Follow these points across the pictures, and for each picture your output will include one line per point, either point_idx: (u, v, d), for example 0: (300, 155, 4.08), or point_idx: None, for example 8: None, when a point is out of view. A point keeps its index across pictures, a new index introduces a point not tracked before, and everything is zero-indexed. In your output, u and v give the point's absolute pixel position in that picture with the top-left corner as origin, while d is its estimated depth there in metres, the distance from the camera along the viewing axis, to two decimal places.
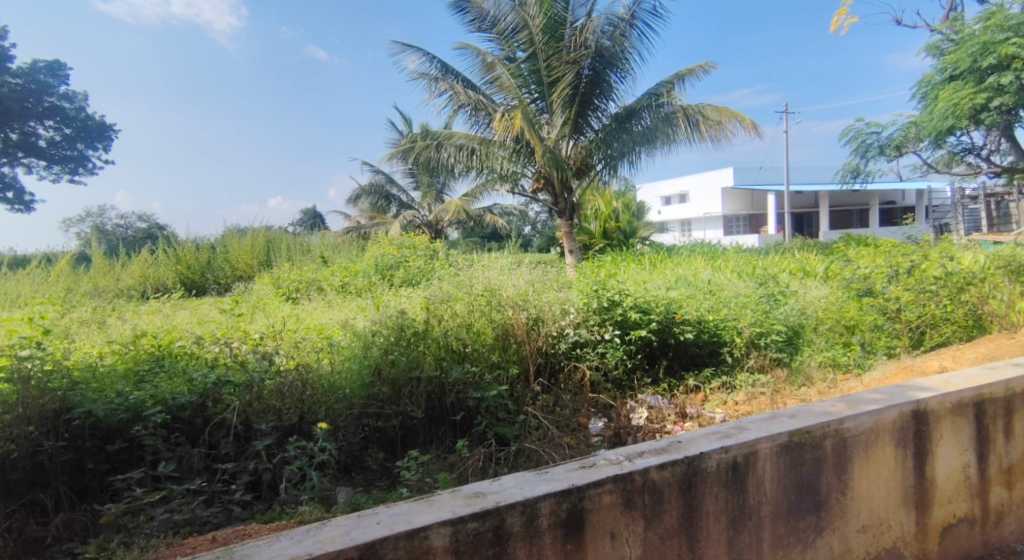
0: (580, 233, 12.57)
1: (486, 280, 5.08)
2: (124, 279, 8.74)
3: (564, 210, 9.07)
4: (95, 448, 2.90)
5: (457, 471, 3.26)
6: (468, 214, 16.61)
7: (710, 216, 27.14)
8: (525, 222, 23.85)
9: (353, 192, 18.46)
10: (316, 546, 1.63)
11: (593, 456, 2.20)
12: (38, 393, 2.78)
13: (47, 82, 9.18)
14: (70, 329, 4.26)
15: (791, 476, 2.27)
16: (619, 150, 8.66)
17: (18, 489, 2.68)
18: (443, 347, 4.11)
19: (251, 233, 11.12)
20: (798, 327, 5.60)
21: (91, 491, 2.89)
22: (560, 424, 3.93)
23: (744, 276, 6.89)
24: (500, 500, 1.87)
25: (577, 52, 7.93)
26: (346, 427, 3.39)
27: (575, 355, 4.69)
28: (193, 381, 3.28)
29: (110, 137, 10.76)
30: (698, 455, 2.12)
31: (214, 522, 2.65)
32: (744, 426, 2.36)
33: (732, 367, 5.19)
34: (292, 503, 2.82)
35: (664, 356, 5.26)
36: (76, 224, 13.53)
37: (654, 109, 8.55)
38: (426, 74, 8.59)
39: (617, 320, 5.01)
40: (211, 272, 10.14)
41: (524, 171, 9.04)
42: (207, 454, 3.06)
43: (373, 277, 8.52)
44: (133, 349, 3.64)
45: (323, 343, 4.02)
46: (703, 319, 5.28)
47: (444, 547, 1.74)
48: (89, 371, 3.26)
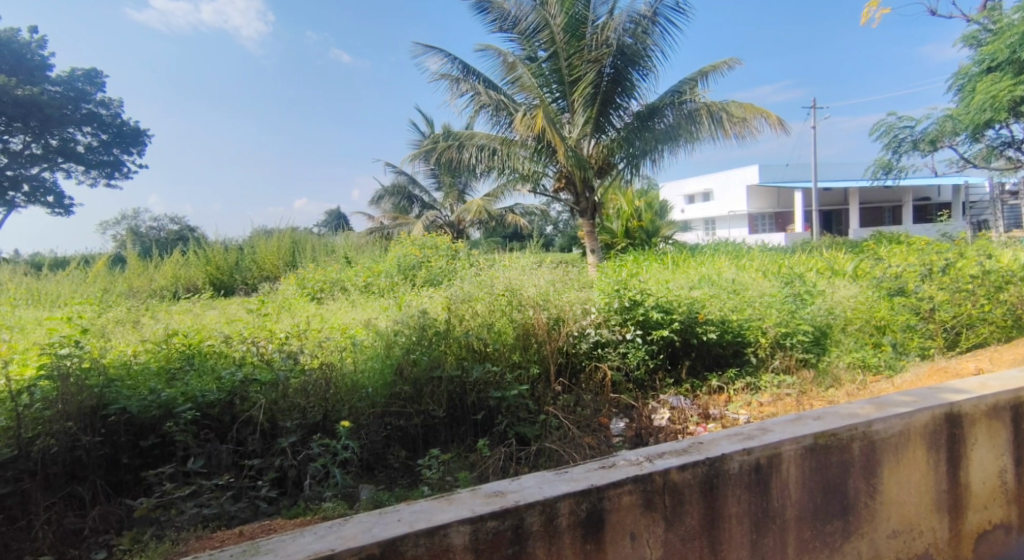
0: (601, 232, 12.58)
1: (508, 280, 5.10)
2: (157, 279, 9.00)
3: (586, 210, 9.00)
4: (129, 443, 2.99)
5: (477, 470, 3.27)
6: (490, 214, 16.61)
7: (734, 214, 26.76)
8: (546, 223, 23.79)
9: (376, 193, 18.67)
10: (338, 542, 1.67)
11: (612, 456, 2.20)
12: (76, 389, 2.87)
13: (84, 89, 9.85)
14: (106, 328, 4.39)
15: (817, 479, 2.22)
16: (641, 148, 8.58)
17: (57, 482, 2.78)
18: (464, 346, 4.13)
19: (277, 234, 11.33)
20: (826, 328, 5.47)
21: (125, 484, 2.98)
22: (582, 424, 3.93)
23: (770, 275, 6.70)
24: (519, 499, 1.87)
25: (599, 51, 7.89)
26: (368, 425, 3.43)
27: (596, 355, 4.66)
28: (221, 380, 3.36)
29: (144, 141, 11.29)
30: (719, 456, 2.10)
31: (241, 516, 2.72)
32: (767, 428, 2.33)
33: (757, 368, 5.11)
34: (316, 500, 2.88)
35: (687, 356, 5.18)
36: (113, 225, 14.01)
37: (676, 106, 8.45)
38: (448, 74, 8.63)
39: (639, 320, 4.96)
40: (239, 273, 10.35)
41: (545, 170, 9.02)
42: (234, 451, 3.14)
43: (396, 278, 8.62)
44: (165, 347, 3.73)
45: (346, 343, 4.07)
46: (727, 319, 5.21)
47: (464, 545, 1.75)
48: (124, 368, 3.36)
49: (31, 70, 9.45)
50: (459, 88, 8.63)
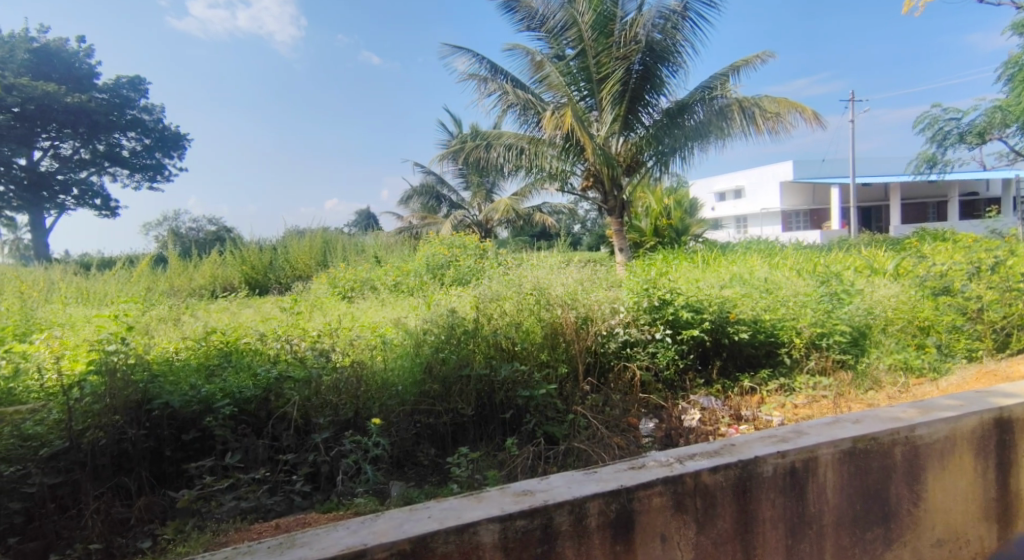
0: (629, 231, 12.45)
1: (535, 279, 5.12)
2: (196, 279, 9.30)
3: (614, 208, 8.94)
4: (172, 436, 3.10)
5: (506, 469, 3.30)
6: (517, 214, 16.62)
7: (767, 212, 26.19)
8: (574, 222, 23.69)
9: (405, 193, 18.93)
10: (370, 537, 1.70)
11: (642, 457, 2.18)
12: (123, 384, 3.00)
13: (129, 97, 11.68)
14: (150, 325, 4.58)
15: (856, 484, 2.17)
16: (670, 145, 8.47)
17: (105, 473, 2.91)
18: (493, 345, 4.15)
19: (309, 234, 11.57)
20: (864, 328, 5.29)
21: (168, 476, 3.10)
22: (611, 424, 3.91)
23: (805, 275, 6.48)
24: (548, 498, 1.88)
25: (627, 47, 7.81)
26: (398, 423, 3.49)
27: (625, 355, 4.63)
28: (257, 376, 3.45)
29: (184, 144, 13.22)
30: (753, 459, 2.06)
31: (277, 510, 2.80)
32: (803, 431, 2.28)
33: (791, 370, 5.00)
34: (348, 495, 2.95)
35: (718, 356, 5.10)
36: (155, 227, 14.55)
37: (707, 102, 8.29)
38: (476, 74, 8.66)
39: (668, 319, 4.90)
40: (273, 272, 10.57)
41: (573, 168, 8.97)
42: (270, 446, 3.22)
43: (425, 277, 8.71)
44: (205, 345, 3.84)
45: (377, 341, 4.13)
46: (759, 319, 5.11)
47: (493, 543, 1.77)
48: (166, 364, 3.47)
49: (78, 78, 10.44)
50: (487, 88, 8.65)
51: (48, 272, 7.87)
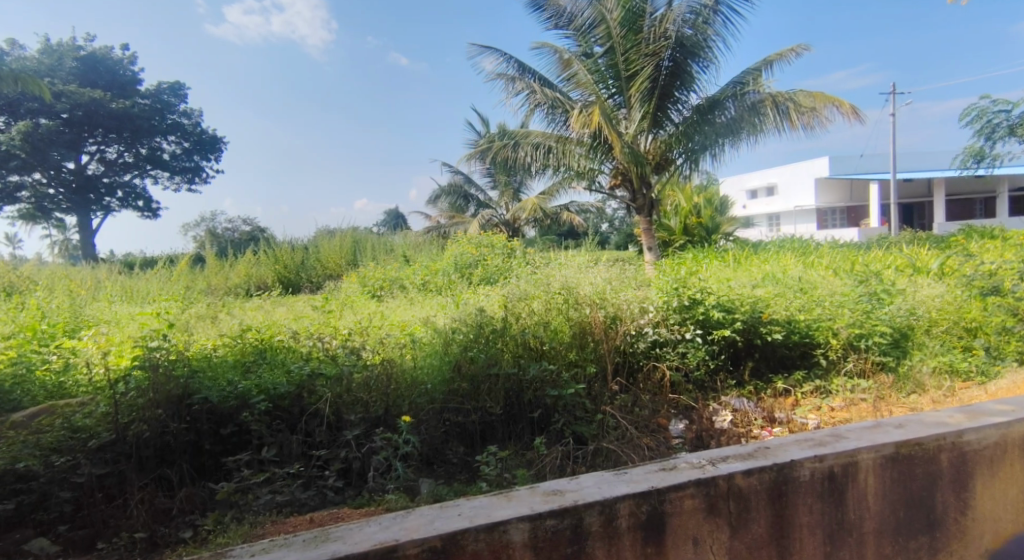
0: (659, 230, 12.29)
1: (564, 278, 5.11)
2: (232, 277, 9.56)
3: (643, 207, 8.84)
4: (211, 430, 3.18)
5: (535, 467, 3.31)
6: (544, 213, 16.59)
7: (801, 209, 25.55)
8: (601, 220, 23.51)
9: (433, 193, 19.13)
10: (402, 533, 1.72)
11: (674, 459, 2.16)
12: (165, 379, 3.10)
13: (168, 101, 13.07)
14: (190, 322, 4.74)
15: (899, 491, 2.10)
16: (701, 143, 8.33)
17: (149, 464, 3.00)
18: (521, 344, 4.16)
19: (339, 234, 11.77)
20: (906, 329, 5.09)
21: (208, 469, 3.18)
22: (640, 424, 3.88)
23: (842, 274, 6.30)
24: (579, 499, 1.87)
25: (657, 44, 7.70)
26: (428, 421, 3.53)
27: (654, 355, 4.57)
28: (291, 373, 3.52)
29: (220, 147, 14.49)
30: (789, 462, 2.01)
31: (311, 503, 2.87)
32: (842, 435, 2.22)
33: (826, 371, 4.86)
34: (380, 491, 3.00)
35: (750, 357, 4.99)
36: (193, 227, 15.04)
37: (738, 98, 8.12)
38: (504, 74, 8.69)
39: (698, 319, 4.82)
40: (305, 271, 10.78)
41: (601, 167, 8.91)
42: (303, 441, 3.29)
43: (453, 276, 8.78)
44: (241, 342, 3.94)
45: (406, 339, 4.17)
46: (793, 319, 4.99)
47: (523, 542, 1.77)
48: (205, 360, 3.57)
49: (124, 84, 12.28)
50: (514, 87, 8.66)
51: (95, 271, 8.19)
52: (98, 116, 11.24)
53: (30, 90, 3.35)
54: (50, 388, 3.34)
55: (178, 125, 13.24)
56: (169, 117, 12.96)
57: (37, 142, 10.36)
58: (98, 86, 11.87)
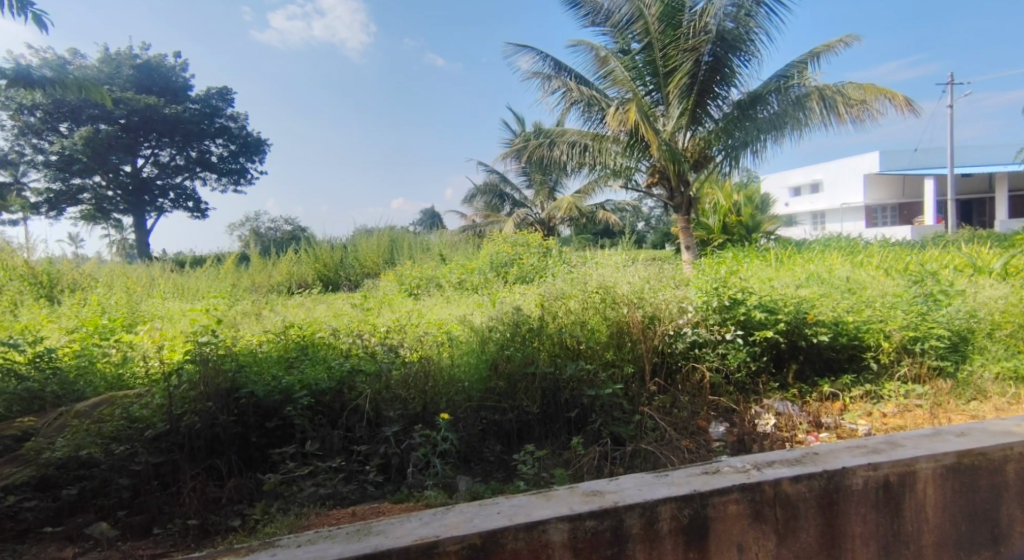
0: (697, 229, 12.05)
1: (601, 277, 5.06)
2: (274, 275, 9.86)
3: (681, 205, 8.70)
4: (257, 423, 3.27)
5: (572, 467, 3.29)
6: (580, 212, 16.48)
7: (848, 207, 24.61)
8: (638, 219, 23.21)
9: (469, 192, 19.27)
10: (442, 529, 1.73)
11: (717, 462, 2.12)
12: (215, 373, 3.23)
13: (216, 105, 13.56)
14: (236, 319, 4.92)
15: (961, 503, 2.00)
16: (741, 139, 8.13)
17: (200, 454, 3.10)
18: (558, 343, 4.15)
19: (377, 233, 11.96)
20: (966, 332, 4.82)
21: (254, 461, 3.25)
22: (679, 426, 3.82)
23: (895, 274, 6.02)
24: (619, 500, 1.85)
25: (696, 38, 7.52)
26: (465, 418, 3.56)
27: (693, 355, 4.46)
28: (332, 369, 3.59)
29: (264, 150, 14.99)
30: (840, 470, 1.94)
31: (352, 497, 2.93)
32: (898, 442, 2.13)
33: (877, 376, 4.66)
34: (419, 487, 3.04)
35: (794, 360, 4.83)
36: (238, 227, 15.58)
37: (782, 92, 7.87)
38: (540, 73, 8.68)
39: (740, 319, 4.69)
40: (344, 269, 11.00)
41: (638, 165, 8.81)
42: (345, 436, 3.35)
43: (489, 274, 8.84)
44: (284, 338, 4.05)
45: (443, 338, 4.22)
46: (841, 321, 4.81)
47: (563, 542, 1.76)
48: (251, 355, 3.69)
49: (176, 91, 12.78)
50: (550, 85, 8.62)
51: (150, 269, 8.60)
52: (153, 122, 11.81)
53: (92, 97, 3.48)
54: (109, 380, 3.49)
55: (225, 129, 13.71)
56: (217, 121, 13.42)
57: (97, 146, 11.39)
58: (153, 93, 12.43)
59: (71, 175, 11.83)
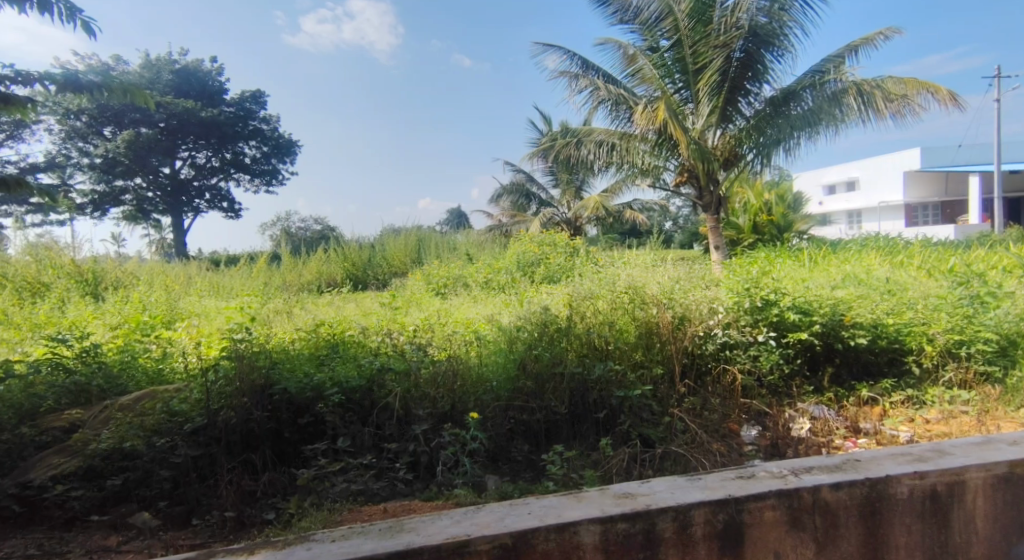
0: (726, 228, 11.84)
1: (629, 277, 5.00)
2: (305, 274, 10.05)
3: (710, 204, 8.56)
4: (290, 419, 3.33)
5: (601, 469, 3.26)
6: (607, 211, 16.34)
7: (886, 206, 23.85)
8: (666, 219, 22.93)
9: (496, 192, 19.33)
10: (473, 528, 1.74)
11: (752, 467, 2.07)
12: (249, 369, 3.30)
13: (250, 108, 13.89)
14: (270, 317, 5.04)
15: (1013, 514, 1.94)
16: (773, 137, 7.94)
17: (236, 448, 3.17)
18: (586, 343, 4.11)
19: (404, 233, 12.08)
20: (1015, 336, 4.61)
21: (288, 456, 3.31)
22: (710, 429, 3.77)
23: (938, 275, 5.81)
24: (651, 503, 1.82)
25: (728, 34, 7.36)
26: (493, 418, 3.57)
27: (724, 357, 4.37)
28: (362, 367, 3.64)
29: (296, 151, 15.32)
30: (884, 478, 1.88)
31: (383, 494, 2.97)
32: (945, 450, 2.06)
33: (920, 381, 4.50)
34: (448, 486, 3.06)
35: (830, 363, 4.70)
36: (270, 226, 15.94)
37: (817, 88, 7.65)
38: (568, 72, 8.64)
39: (772, 321, 4.58)
40: (372, 268, 11.14)
41: (666, 164, 8.70)
42: (375, 434, 3.39)
43: (515, 274, 8.84)
44: (315, 336, 4.12)
45: (471, 337, 4.24)
46: (880, 323, 4.65)
47: (594, 544, 1.74)
48: (284, 352, 3.77)
49: (212, 94, 13.13)
50: (578, 84, 8.57)
51: (187, 267, 8.86)
52: (190, 124, 12.25)
53: (136, 101, 3.56)
54: (150, 375, 3.62)
55: (258, 131, 14.04)
56: (251, 123, 13.75)
57: (138, 149, 11.79)
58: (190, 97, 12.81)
59: (114, 177, 12.20)
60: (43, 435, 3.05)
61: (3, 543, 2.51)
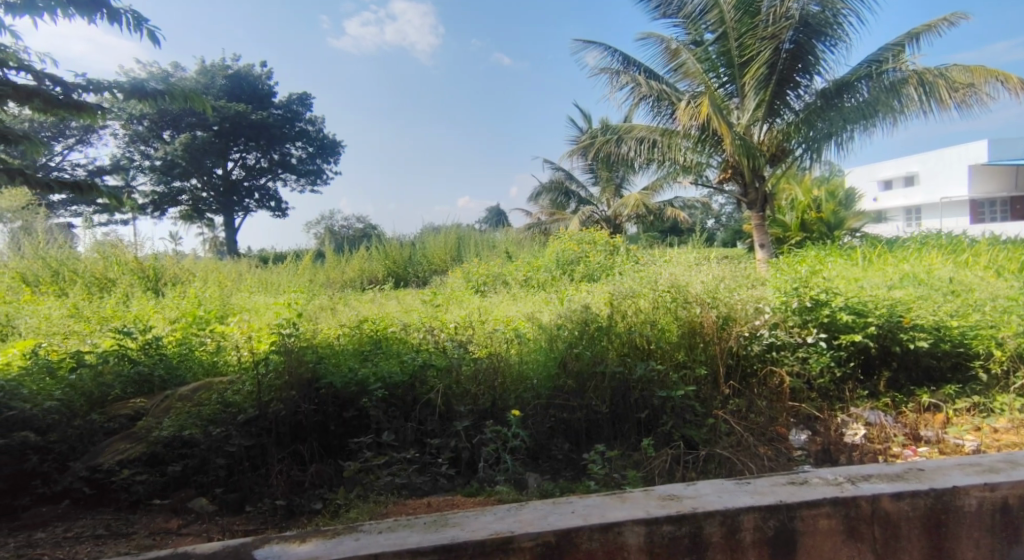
0: (772, 225, 11.45)
1: (672, 276, 4.90)
2: (347, 272, 10.28)
3: (756, 202, 8.29)
4: (335, 413, 3.41)
5: (643, 469, 3.23)
6: (648, 209, 16.06)
7: (948, 202, 22.58)
8: (708, 217, 22.37)
9: (535, 190, 19.28)
10: (516, 525, 1.74)
11: (805, 473, 2.00)
12: (298, 363, 3.40)
13: (296, 110, 14.33)
14: (315, 313, 5.19)
15: None
16: (825, 130, 7.65)
17: (285, 439, 3.28)
18: (627, 343, 4.07)
19: (444, 232, 12.21)
20: None
21: (334, 449, 3.39)
22: (757, 432, 3.68)
23: (1006, 275, 5.49)
24: (698, 506, 1.79)
25: (777, 25, 7.07)
26: (534, 415, 3.58)
27: (771, 358, 4.23)
28: (404, 363, 3.69)
29: (339, 151, 15.70)
30: (950, 489, 1.81)
31: (425, 488, 3.01)
32: (1017, 462, 1.97)
33: (987, 387, 4.23)
34: (489, 482, 3.08)
35: (886, 366, 4.49)
36: (315, 225, 16.37)
37: (874, 78, 7.31)
38: (609, 68, 8.53)
39: (823, 321, 4.41)
40: (412, 266, 11.29)
41: (709, 161, 8.51)
42: (417, 429, 3.44)
43: (555, 272, 8.80)
44: (359, 331, 4.21)
45: (512, 334, 4.24)
46: (944, 325, 4.41)
47: (639, 546, 1.72)
48: (330, 347, 3.87)
49: (262, 97, 13.61)
50: (619, 81, 8.46)
51: (237, 265, 9.20)
52: (241, 127, 12.72)
53: (196, 106, 3.72)
54: (206, 367, 3.79)
55: (304, 132, 14.48)
56: (297, 125, 14.19)
57: (194, 151, 12.30)
58: (241, 101, 13.30)
59: (172, 178, 12.77)
60: (111, 421, 3.21)
61: (75, 523, 2.66)
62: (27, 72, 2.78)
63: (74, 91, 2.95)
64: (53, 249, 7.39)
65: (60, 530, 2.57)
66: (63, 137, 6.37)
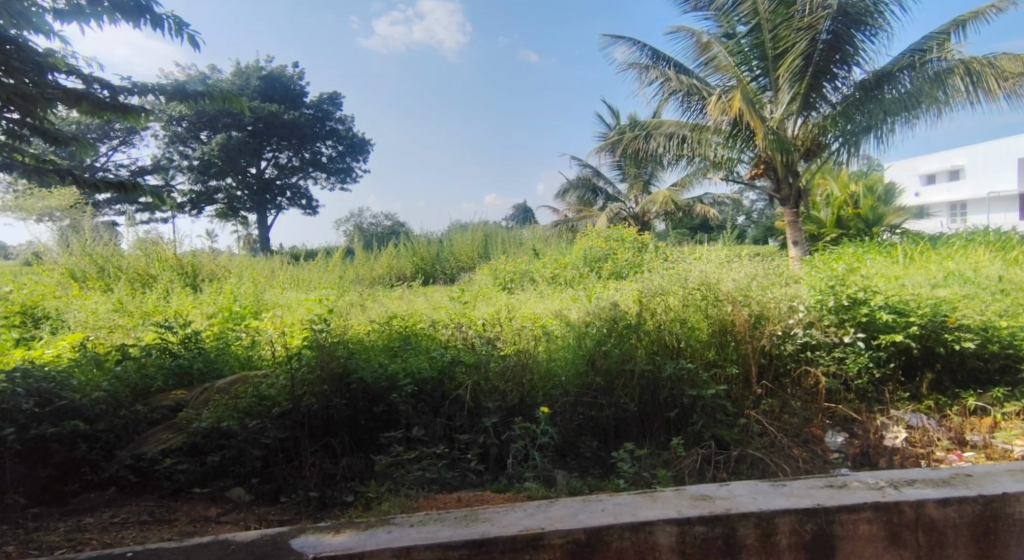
0: (806, 222, 11.15)
1: (702, 273, 4.82)
2: (376, 269, 10.41)
3: (789, 197, 8.10)
4: (365, 408, 3.45)
5: (673, 469, 3.19)
6: (677, 205, 15.83)
7: (995, 197, 21.63)
8: (739, 213, 21.91)
9: (562, 187, 19.19)
10: (546, 522, 1.74)
11: (844, 476, 1.95)
12: (330, 357, 3.47)
13: (327, 110, 14.83)
14: (345, 308, 5.28)
15: None
16: (864, 123, 7.42)
17: (317, 433, 3.34)
18: (656, 340, 4.02)
19: (471, 229, 12.26)
20: None
21: (364, 442, 3.44)
22: (792, 434, 3.62)
23: None
24: (731, 507, 1.76)
25: (814, 15, 6.86)
26: (562, 412, 3.57)
27: (806, 358, 4.13)
28: (433, 359, 3.72)
29: (368, 149, 15.95)
30: (1000, 496, 1.74)
31: (454, 483, 3.03)
32: None
33: None
34: (518, 478, 3.08)
35: (930, 368, 4.33)
36: (344, 222, 16.63)
37: (917, 68, 7.05)
38: (637, 63, 8.43)
39: (861, 321, 4.28)
40: (440, 263, 11.37)
41: (741, 156, 8.32)
42: (446, 424, 3.46)
43: (583, 269, 8.75)
44: (388, 327, 4.26)
45: (540, 331, 4.23)
46: (992, 325, 4.21)
47: (670, 545, 1.70)
48: (360, 343, 3.93)
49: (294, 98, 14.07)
50: (648, 76, 8.35)
51: (271, 262, 9.40)
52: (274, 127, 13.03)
53: (233, 107, 3.81)
54: (241, 360, 3.91)
55: (334, 132, 15.07)
56: (327, 125, 14.81)
57: (229, 151, 12.51)
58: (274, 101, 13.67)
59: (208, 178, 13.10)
60: (154, 412, 3.35)
61: (121, 509, 2.76)
62: (76, 76, 2.89)
63: (120, 93, 3.05)
64: (98, 246, 7.66)
65: (107, 515, 2.67)
66: (107, 139, 6.57)
